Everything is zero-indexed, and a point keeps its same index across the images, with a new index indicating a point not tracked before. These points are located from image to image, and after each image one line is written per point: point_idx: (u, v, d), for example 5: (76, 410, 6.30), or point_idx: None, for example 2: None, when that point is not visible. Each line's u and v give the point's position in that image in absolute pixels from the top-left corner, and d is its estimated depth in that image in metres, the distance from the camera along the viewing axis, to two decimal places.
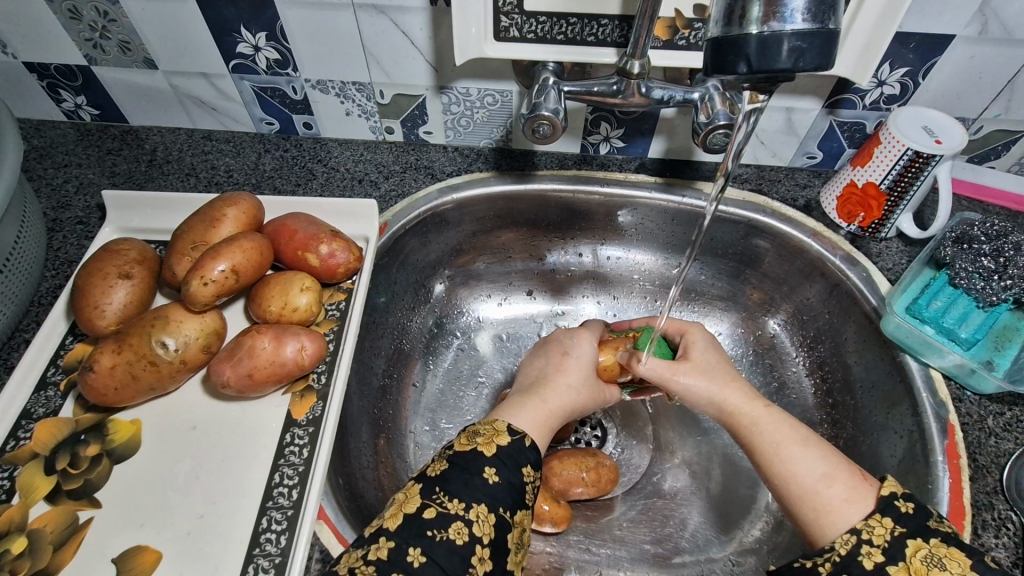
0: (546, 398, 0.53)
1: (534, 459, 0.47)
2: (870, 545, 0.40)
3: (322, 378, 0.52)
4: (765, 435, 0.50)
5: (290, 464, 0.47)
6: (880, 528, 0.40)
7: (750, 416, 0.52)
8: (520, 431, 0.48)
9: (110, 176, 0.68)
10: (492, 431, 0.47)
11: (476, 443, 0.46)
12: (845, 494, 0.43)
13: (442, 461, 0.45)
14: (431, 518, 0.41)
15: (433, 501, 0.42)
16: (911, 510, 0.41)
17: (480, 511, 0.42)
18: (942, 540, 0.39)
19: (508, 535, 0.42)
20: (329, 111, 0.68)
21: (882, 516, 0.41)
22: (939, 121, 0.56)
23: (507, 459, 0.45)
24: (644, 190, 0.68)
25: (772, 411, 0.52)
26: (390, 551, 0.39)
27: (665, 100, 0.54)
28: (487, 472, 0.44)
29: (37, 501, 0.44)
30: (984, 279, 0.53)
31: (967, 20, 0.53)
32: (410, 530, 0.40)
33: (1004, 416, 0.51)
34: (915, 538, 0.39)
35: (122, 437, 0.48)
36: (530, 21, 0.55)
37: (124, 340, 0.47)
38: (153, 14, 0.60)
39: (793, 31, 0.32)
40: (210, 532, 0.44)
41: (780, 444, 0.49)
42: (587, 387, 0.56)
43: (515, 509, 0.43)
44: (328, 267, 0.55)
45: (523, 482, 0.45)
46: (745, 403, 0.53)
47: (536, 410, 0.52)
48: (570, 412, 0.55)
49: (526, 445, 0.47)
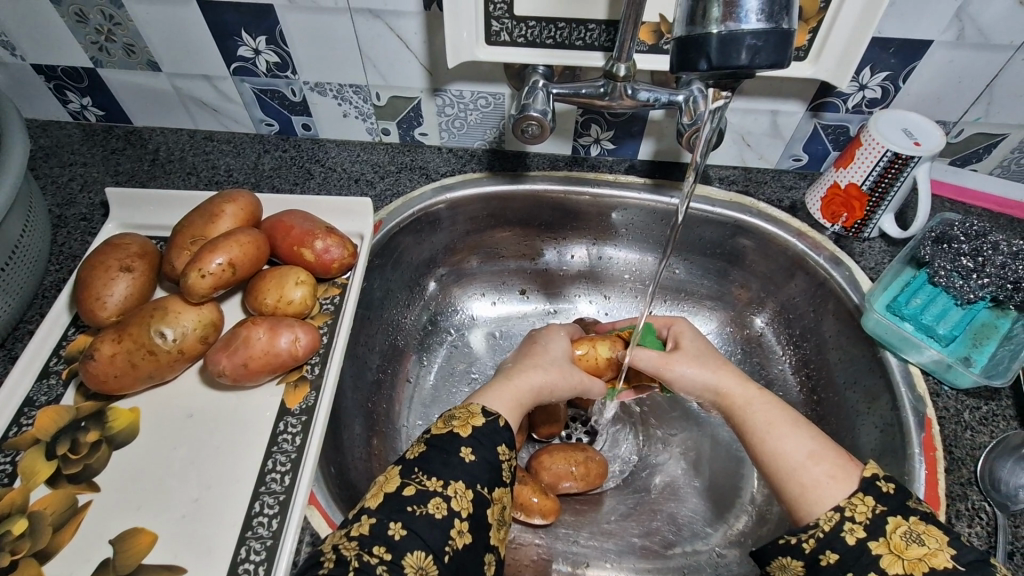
0: (512, 377, 0.55)
1: (508, 439, 0.49)
2: (853, 522, 0.41)
3: (315, 369, 0.53)
4: (756, 415, 0.51)
5: (283, 451, 0.48)
6: (862, 506, 0.42)
7: (741, 399, 0.53)
8: (494, 412, 0.49)
9: (114, 175, 0.70)
10: (467, 413, 0.48)
11: (453, 426, 0.47)
12: (830, 472, 0.45)
13: (421, 444, 0.46)
14: (411, 495, 0.42)
15: (412, 480, 0.43)
16: (892, 489, 0.42)
17: (458, 488, 0.43)
18: (921, 518, 0.40)
19: (488, 510, 0.44)
20: (327, 112, 0.70)
21: (864, 495, 0.42)
22: (919, 124, 0.58)
23: (484, 440, 0.47)
24: (633, 191, 0.69)
25: (761, 394, 0.53)
26: (372, 526, 0.41)
27: (650, 102, 0.56)
28: (463, 451, 0.45)
29: (38, 484, 0.45)
30: (962, 279, 0.54)
31: (944, 25, 0.54)
32: (392, 506, 0.42)
33: (980, 410, 0.52)
34: (896, 515, 0.41)
35: (122, 424, 0.50)
36: (520, 26, 0.57)
37: (124, 330, 0.49)
38: (157, 18, 0.62)
39: (750, 31, 0.34)
40: (205, 515, 0.45)
41: (772, 425, 0.50)
42: (556, 367, 0.57)
43: (493, 486, 0.45)
44: (323, 263, 0.57)
45: (499, 460, 0.46)
46: (738, 385, 0.54)
47: (502, 390, 0.53)
48: (540, 390, 0.55)
49: (501, 425, 0.48)
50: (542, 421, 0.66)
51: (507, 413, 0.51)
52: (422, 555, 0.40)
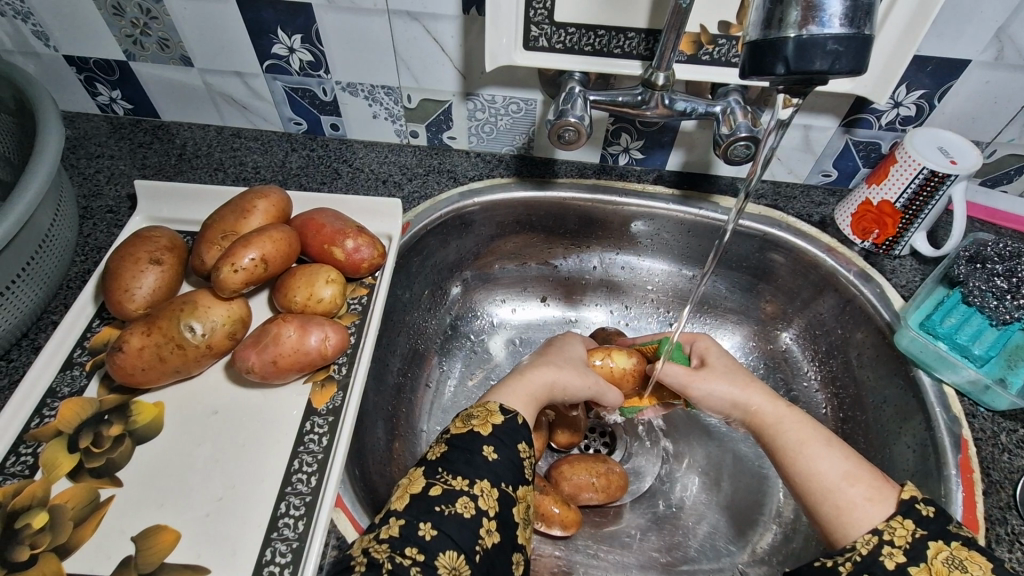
0: (526, 372, 0.54)
1: (529, 437, 0.48)
2: (892, 545, 0.40)
3: (342, 369, 0.52)
4: (789, 433, 0.51)
5: (310, 451, 0.48)
6: (902, 529, 0.41)
7: (771, 415, 0.53)
8: (513, 410, 0.48)
9: (141, 168, 0.69)
10: (485, 412, 0.47)
11: (472, 424, 0.46)
12: (867, 493, 0.44)
13: (441, 443, 0.45)
14: (437, 495, 0.41)
15: (438, 480, 0.42)
16: (932, 513, 0.41)
17: (484, 486, 0.42)
18: (962, 544, 0.39)
19: (513, 508, 0.43)
20: (357, 113, 0.70)
21: (904, 518, 0.41)
22: (954, 142, 0.57)
23: (504, 438, 0.46)
24: (661, 201, 0.69)
25: (788, 411, 0.53)
26: (402, 528, 0.40)
27: (687, 112, 0.56)
28: (485, 450, 0.44)
29: (60, 477, 0.45)
30: (996, 298, 0.53)
31: (983, 46, 0.54)
32: (420, 507, 0.41)
33: (1017, 433, 0.51)
34: (937, 540, 0.40)
35: (145, 419, 0.49)
36: (559, 32, 0.57)
37: (153, 323, 0.48)
38: (194, 14, 0.62)
39: (831, 35, 0.34)
40: (230, 516, 0.44)
41: (804, 443, 0.49)
42: (569, 365, 0.57)
43: (517, 484, 0.44)
44: (352, 262, 0.56)
45: (520, 458, 0.45)
46: (767, 402, 0.54)
47: (519, 385, 0.53)
48: (553, 385, 0.54)
49: (520, 422, 0.47)
50: (560, 426, 0.66)
51: (520, 407, 0.51)
52: (454, 555, 0.39)
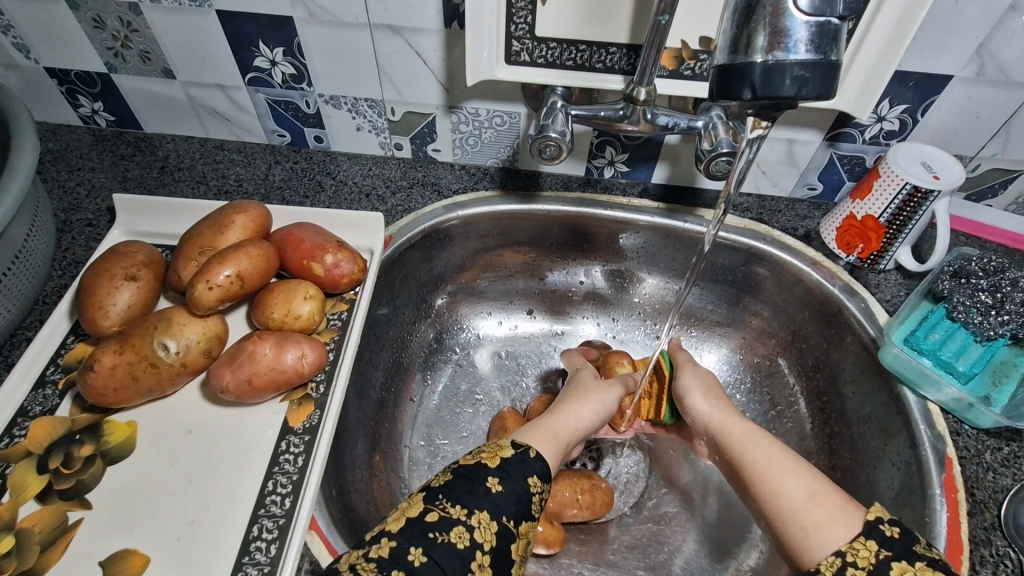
0: (547, 421, 0.54)
1: (541, 471, 0.47)
2: (855, 567, 0.38)
3: (320, 388, 0.52)
4: (756, 453, 0.51)
5: (284, 472, 0.47)
6: (865, 551, 0.39)
7: (740, 431, 0.54)
8: (523, 444, 0.49)
9: (121, 181, 0.69)
10: (496, 446, 0.48)
11: (481, 457, 0.46)
12: (831, 513, 0.43)
13: (446, 473, 0.45)
14: (433, 521, 0.41)
15: (436, 506, 0.42)
16: (897, 534, 0.40)
17: (482, 518, 0.41)
18: (928, 565, 0.37)
19: (513, 545, 0.42)
20: (340, 126, 0.70)
21: (866, 539, 0.40)
22: (939, 158, 0.57)
23: (512, 470, 0.45)
24: (646, 215, 0.68)
25: (755, 432, 0.54)
26: (392, 549, 0.39)
27: (669, 127, 0.55)
28: (490, 481, 0.44)
29: (27, 500, 0.44)
30: (981, 314, 0.53)
31: (964, 61, 0.54)
32: (414, 531, 0.40)
33: (1001, 451, 0.51)
34: (900, 561, 0.38)
35: (117, 438, 0.48)
36: (541, 46, 0.56)
37: (126, 341, 0.47)
38: (174, 27, 0.61)
39: (797, 61, 0.34)
40: (200, 540, 0.43)
41: (773, 462, 0.49)
42: (584, 396, 0.58)
43: (519, 519, 0.43)
44: (332, 278, 0.55)
45: (528, 491, 0.44)
46: (733, 421, 0.56)
47: (543, 433, 0.52)
48: (574, 430, 0.55)
49: (530, 456, 0.47)
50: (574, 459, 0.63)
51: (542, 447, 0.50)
52: None
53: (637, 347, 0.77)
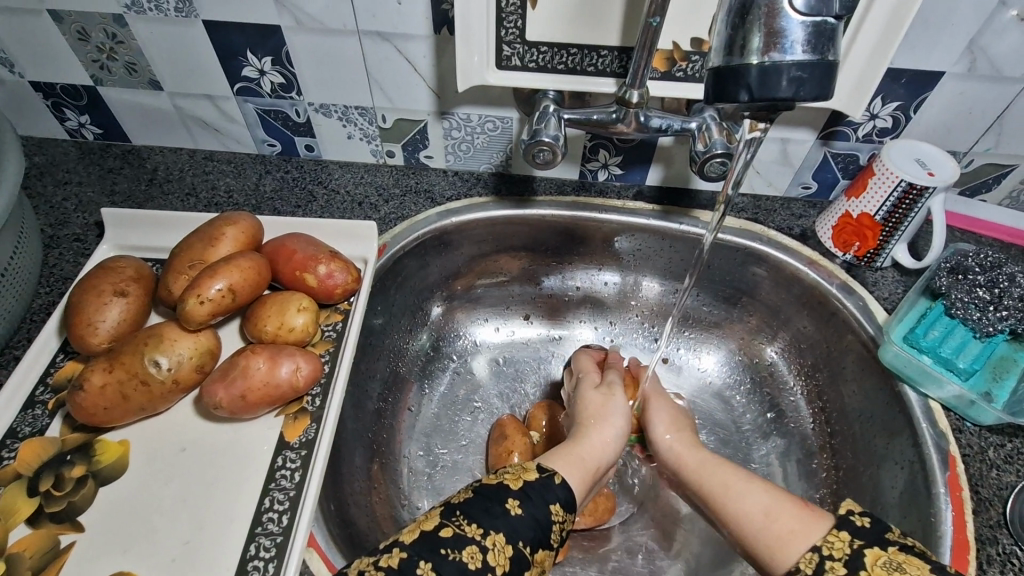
0: (574, 450, 0.51)
1: (564, 498, 0.46)
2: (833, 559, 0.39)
3: (316, 401, 0.51)
4: (710, 479, 0.50)
5: (281, 489, 0.46)
6: (839, 542, 0.40)
7: (695, 461, 0.53)
8: (549, 469, 0.48)
9: (110, 195, 0.68)
10: (520, 468, 0.47)
11: (504, 478, 0.45)
12: (787, 527, 0.43)
13: (467, 491, 0.44)
14: (446, 537, 0.40)
15: (451, 523, 0.41)
16: (868, 523, 0.40)
17: (497, 539, 0.40)
18: (900, 549, 0.38)
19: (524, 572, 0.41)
20: (331, 134, 0.69)
21: (839, 530, 0.40)
22: (933, 155, 0.57)
23: (533, 494, 0.44)
24: (641, 217, 0.68)
25: (708, 458, 0.53)
26: (402, 560, 0.38)
27: (663, 129, 0.55)
28: (509, 503, 0.43)
29: (17, 524, 0.42)
30: (979, 310, 0.53)
31: (956, 57, 0.54)
32: (426, 544, 0.40)
33: (1004, 448, 0.51)
34: (873, 547, 0.38)
35: (109, 458, 0.47)
36: (531, 51, 0.56)
37: (116, 359, 0.46)
38: (160, 38, 0.61)
39: (793, 62, 0.33)
40: (196, 561, 0.42)
41: (728, 485, 0.49)
42: (600, 416, 0.56)
43: (536, 546, 0.42)
44: (326, 288, 0.55)
45: (549, 519, 0.44)
46: (689, 450, 0.55)
47: (571, 466, 0.50)
48: (602, 453, 0.53)
49: (555, 482, 0.46)
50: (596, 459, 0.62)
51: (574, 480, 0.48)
52: None
53: (636, 350, 0.77)
